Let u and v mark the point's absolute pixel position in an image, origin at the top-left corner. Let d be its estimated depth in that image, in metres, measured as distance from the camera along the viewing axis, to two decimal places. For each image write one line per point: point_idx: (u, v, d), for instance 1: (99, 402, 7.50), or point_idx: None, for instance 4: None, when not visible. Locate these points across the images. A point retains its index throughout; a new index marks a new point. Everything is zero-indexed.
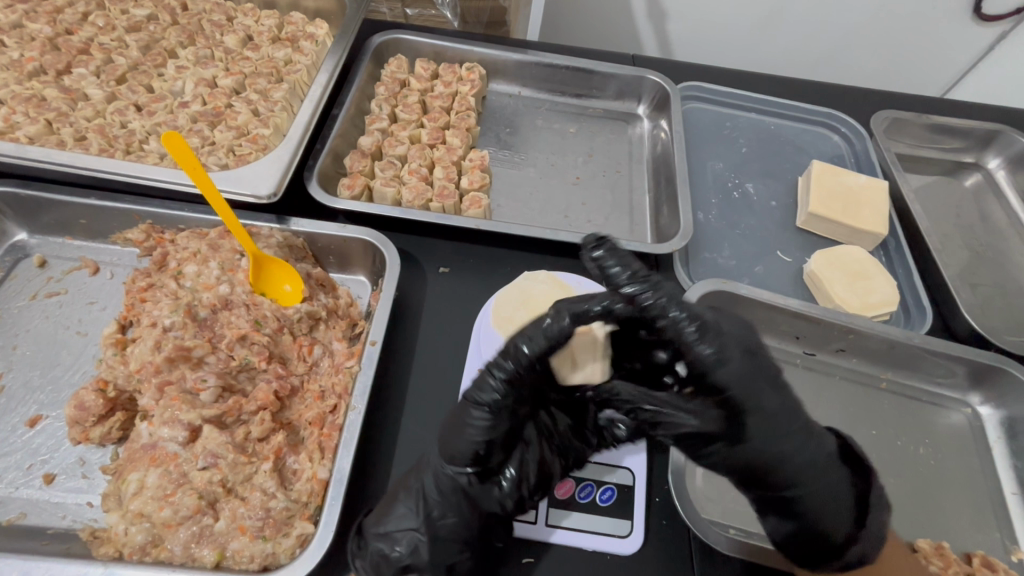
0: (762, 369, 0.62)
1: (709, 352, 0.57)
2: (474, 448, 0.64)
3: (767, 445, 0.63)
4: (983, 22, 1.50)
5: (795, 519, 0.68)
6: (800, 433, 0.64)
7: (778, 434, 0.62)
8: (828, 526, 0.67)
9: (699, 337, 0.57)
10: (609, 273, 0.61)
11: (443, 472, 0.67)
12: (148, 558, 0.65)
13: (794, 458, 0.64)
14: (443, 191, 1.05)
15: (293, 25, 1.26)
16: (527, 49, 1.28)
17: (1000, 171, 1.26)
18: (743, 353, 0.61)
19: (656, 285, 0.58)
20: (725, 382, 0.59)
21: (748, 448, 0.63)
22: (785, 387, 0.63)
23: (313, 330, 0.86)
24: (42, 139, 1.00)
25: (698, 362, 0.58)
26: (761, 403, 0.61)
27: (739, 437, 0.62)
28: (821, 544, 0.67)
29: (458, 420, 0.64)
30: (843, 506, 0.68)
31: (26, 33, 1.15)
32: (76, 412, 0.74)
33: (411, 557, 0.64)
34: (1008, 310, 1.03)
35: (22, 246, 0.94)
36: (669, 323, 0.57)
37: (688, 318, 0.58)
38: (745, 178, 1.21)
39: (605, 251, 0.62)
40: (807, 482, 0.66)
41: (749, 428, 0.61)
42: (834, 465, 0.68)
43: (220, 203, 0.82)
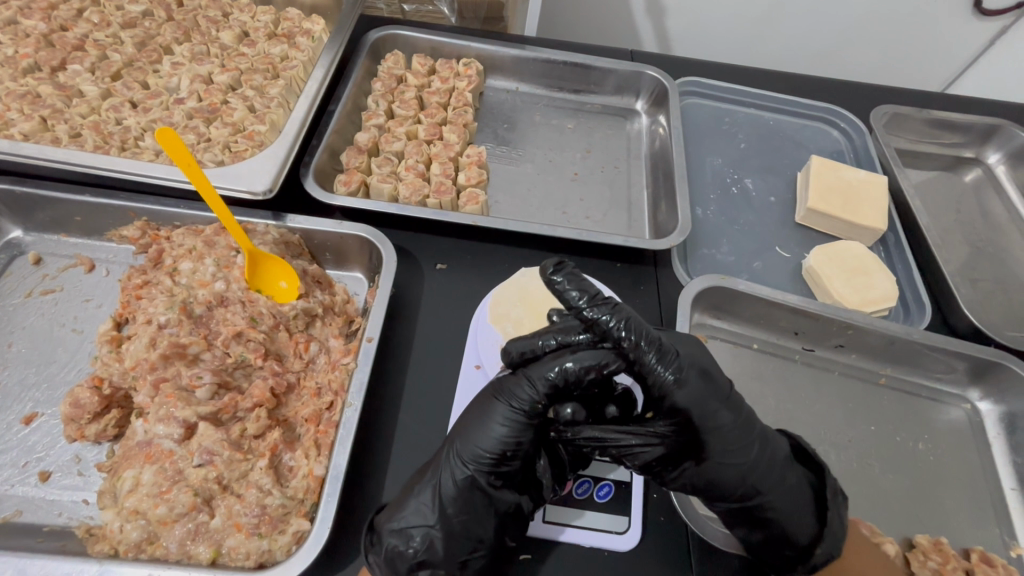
0: (717, 389, 0.65)
1: (665, 375, 0.62)
2: (501, 444, 0.66)
3: (727, 460, 0.65)
4: (983, 17, 1.49)
5: (761, 528, 0.68)
6: (754, 445, 0.66)
7: (735, 448, 0.65)
8: (793, 532, 0.67)
9: (657, 359, 0.62)
10: (568, 298, 0.63)
11: (460, 473, 0.66)
12: (144, 555, 0.64)
13: (752, 467, 0.66)
14: (440, 186, 1.04)
15: (289, 21, 1.25)
16: (525, 44, 1.27)
17: (1001, 166, 1.25)
18: (699, 375, 0.64)
19: (616, 309, 0.63)
20: (682, 403, 0.62)
21: (714, 465, 0.65)
22: (739, 403, 0.67)
23: (309, 327, 0.86)
24: (37, 135, 0.99)
25: (658, 383, 0.62)
26: (717, 421, 0.64)
27: (703, 456, 0.65)
28: (785, 550, 0.67)
29: (485, 415, 0.67)
30: (806, 509, 0.69)
31: (20, 30, 1.14)
32: (72, 409, 0.74)
33: (424, 553, 0.64)
34: (1008, 305, 1.03)
35: (17, 243, 0.94)
36: (631, 345, 0.62)
37: (647, 342, 0.62)
38: (744, 174, 1.21)
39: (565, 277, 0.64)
40: (767, 489, 0.67)
41: (710, 446, 0.64)
42: (790, 467, 0.70)
43: (215, 199, 0.82)
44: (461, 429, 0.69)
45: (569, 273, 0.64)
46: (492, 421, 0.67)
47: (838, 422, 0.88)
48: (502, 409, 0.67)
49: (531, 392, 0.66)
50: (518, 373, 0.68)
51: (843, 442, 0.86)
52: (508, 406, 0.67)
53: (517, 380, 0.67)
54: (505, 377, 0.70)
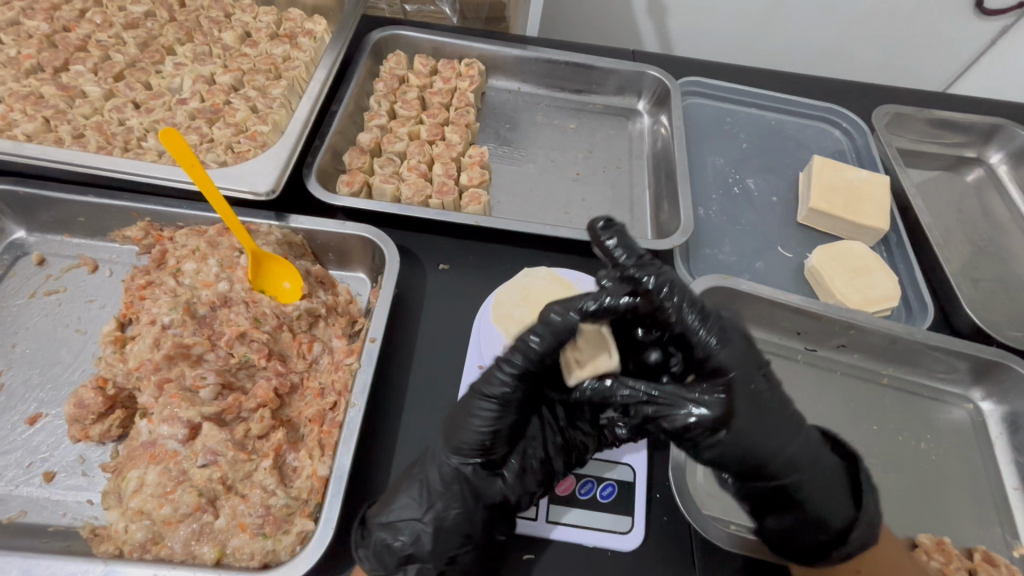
0: (755, 360, 0.65)
1: (710, 338, 0.62)
2: (479, 436, 0.65)
3: (768, 436, 0.64)
4: (985, 16, 1.49)
5: (795, 513, 0.68)
6: (791, 423, 0.66)
7: (773, 418, 0.64)
8: (828, 516, 0.68)
9: (701, 323, 0.63)
10: (616, 256, 0.66)
11: (446, 466, 0.68)
12: (149, 555, 0.65)
13: (791, 447, 0.65)
14: (443, 187, 1.04)
15: (291, 22, 1.25)
16: (526, 44, 1.27)
17: (1003, 166, 1.25)
18: (740, 339, 0.65)
19: (661, 271, 0.64)
20: (727, 364, 0.62)
21: (754, 434, 0.63)
22: (775, 378, 0.67)
23: (313, 328, 0.86)
24: (40, 136, 0.99)
25: (702, 345, 0.62)
26: (756, 390, 0.63)
27: (743, 425, 0.62)
28: (819, 534, 0.68)
29: (464, 410, 0.66)
30: (842, 494, 0.69)
31: (23, 31, 1.15)
32: (76, 410, 0.74)
33: (412, 547, 0.65)
34: (1010, 305, 1.03)
35: (21, 244, 0.94)
36: (676, 307, 0.63)
37: (690, 306, 0.63)
38: (746, 174, 1.21)
39: (615, 235, 0.66)
40: (805, 470, 0.66)
41: (750, 411, 0.63)
42: (826, 454, 0.69)
43: (219, 200, 0.82)
44: (446, 423, 0.69)
45: (618, 231, 0.67)
46: (468, 412, 0.66)
47: (840, 422, 0.88)
48: (479, 400, 0.65)
49: (503, 377, 0.64)
50: (497, 358, 0.66)
51: (845, 442, 0.86)
52: (479, 396, 0.65)
53: (491, 367, 0.65)
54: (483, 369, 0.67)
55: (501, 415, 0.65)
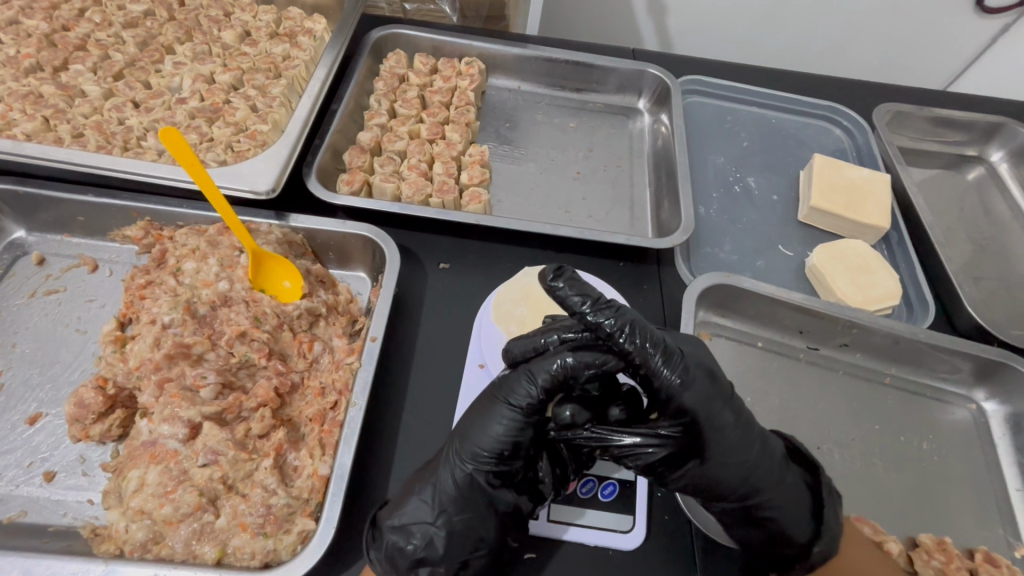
0: (719, 390, 0.65)
1: (672, 377, 0.62)
2: (499, 444, 0.66)
3: (730, 462, 0.64)
4: (985, 14, 1.48)
5: (760, 528, 0.68)
6: (755, 444, 0.66)
7: (736, 447, 0.64)
8: (793, 532, 0.67)
9: (664, 362, 0.62)
10: (569, 301, 0.64)
11: (460, 472, 0.66)
12: (149, 555, 0.64)
13: (755, 467, 0.65)
14: (443, 186, 1.04)
15: (290, 20, 1.25)
16: (526, 43, 1.27)
17: (1004, 164, 1.25)
18: (704, 375, 0.65)
19: (618, 312, 0.63)
20: (689, 403, 0.62)
21: (715, 464, 0.64)
22: (739, 404, 0.67)
23: (313, 327, 0.86)
24: (39, 135, 0.99)
25: (664, 386, 0.62)
26: (718, 420, 0.63)
27: (706, 454, 0.64)
28: (786, 549, 0.67)
29: (487, 415, 0.67)
30: (805, 508, 0.68)
31: (22, 30, 1.14)
32: (76, 409, 0.74)
33: (424, 550, 0.64)
34: (1012, 304, 1.03)
35: (20, 243, 0.94)
36: (636, 348, 0.62)
37: (654, 347, 0.62)
38: (747, 172, 1.20)
39: (565, 282, 0.64)
40: (769, 489, 0.66)
41: (711, 445, 0.63)
42: (789, 468, 0.69)
43: (219, 199, 0.81)
44: (462, 430, 0.68)
45: (569, 278, 0.64)
46: (490, 419, 0.66)
47: (842, 421, 0.88)
48: (502, 409, 0.66)
49: (530, 388, 0.66)
50: (522, 371, 0.67)
51: (847, 441, 0.86)
52: (504, 404, 0.67)
53: (517, 376, 0.67)
54: (503, 378, 0.69)
55: (522, 427, 0.66)
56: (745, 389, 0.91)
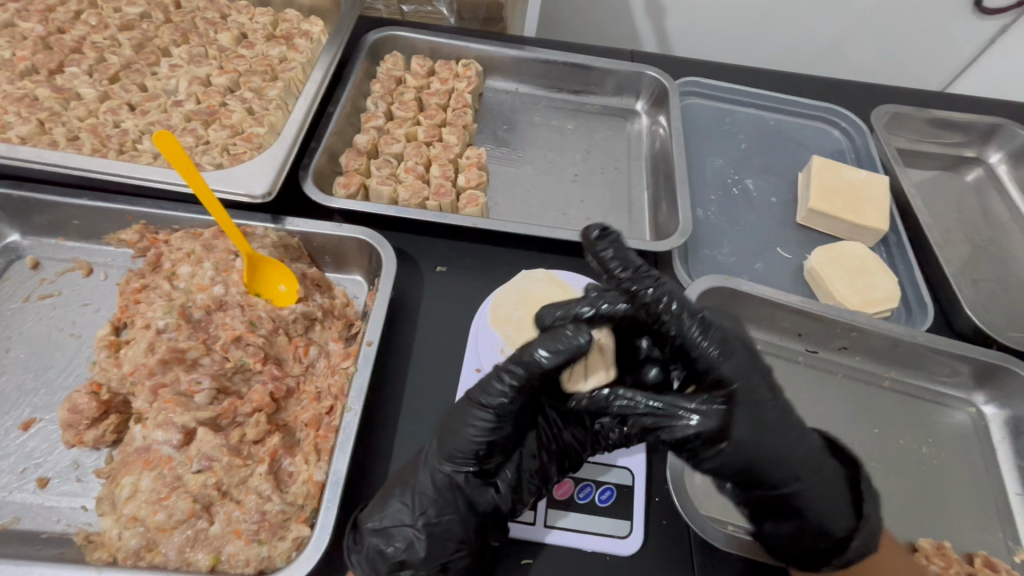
0: (757, 366, 0.65)
1: (711, 348, 0.64)
2: (474, 444, 0.66)
3: (769, 447, 0.62)
4: (984, 15, 1.48)
5: (794, 520, 0.66)
6: (793, 430, 0.64)
7: (776, 427, 0.63)
8: (829, 527, 0.66)
9: (700, 332, 0.65)
10: (609, 263, 0.73)
11: (438, 473, 0.67)
12: (142, 562, 0.64)
13: (794, 453, 0.64)
14: (440, 188, 1.04)
15: (287, 23, 1.24)
16: (524, 45, 1.27)
17: (1002, 166, 1.25)
18: (744, 350, 0.66)
19: (660, 282, 0.68)
20: (728, 374, 0.63)
21: (751, 445, 0.62)
22: (776, 384, 0.66)
23: (309, 331, 0.86)
24: (34, 139, 0.99)
25: (701, 354, 0.64)
26: (758, 397, 0.63)
27: (743, 434, 0.61)
28: (819, 543, 0.66)
29: (461, 418, 0.67)
30: (843, 501, 0.67)
31: (17, 33, 1.14)
32: (70, 415, 0.73)
33: (405, 553, 0.63)
34: (1011, 306, 1.02)
35: (15, 248, 0.94)
36: (670, 316, 0.65)
37: (688, 316, 0.66)
38: (745, 174, 1.20)
39: (608, 243, 0.74)
40: (805, 478, 0.64)
41: (746, 425, 0.61)
42: (828, 460, 0.68)
43: (213, 203, 0.81)
44: (439, 431, 0.69)
45: (614, 242, 0.74)
46: (465, 420, 0.66)
47: (840, 424, 0.88)
48: (474, 410, 0.66)
49: (501, 388, 0.65)
50: (493, 370, 0.67)
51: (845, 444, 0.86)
52: (477, 405, 0.66)
53: (488, 377, 0.67)
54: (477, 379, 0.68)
55: (496, 424, 0.66)
56: None
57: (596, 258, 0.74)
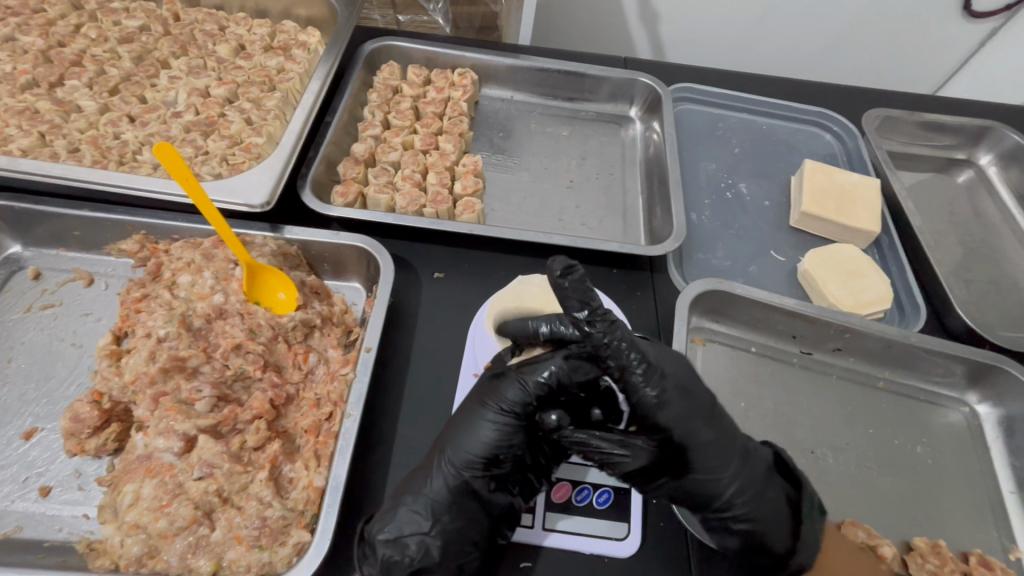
0: (699, 407, 0.68)
1: (652, 395, 0.65)
2: (492, 448, 0.68)
3: (706, 477, 0.67)
4: (973, 19, 1.50)
5: (736, 536, 0.69)
6: (733, 458, 0.68)
7: (711, 462, 0.67)
8: (769, 542, 0.68)
9: (643, 379, 0.65)
10: (567, 304, 0.64)
11: (454, 479, 0.68)
12: (145, 569, 0.65)
13: (733, 480, 0.67)
14: (437, 196, 1.05)
15: (285, 33, 1.27)
16: (519, 53, 1.28)
17: (993, 168, 1.27)
18: (682, 394, 0.67)
19: (611, 326, 0.64)
20: (665, 421, 0.66)
21: (692, 479, 0.67)
22: (721, 420, 0.69)
23: (308, 338, 0.86)
24: (35, 151, 1.00)
25: (642, 402, 0.65)
26: (697, 438, 0.67)
27: (681, 471, 0.67)
28: (760, 558, 0.69)
29: (476, 422, 0.70)
30: (784, 519, 0.69)
31: (18, 46, 1.15)
32: (72, 424, 0.74)
33: (421, 560, 0.64)
34: (1003, 305, 1.04)
35: (16, 259, 0.95)
36: (620, 363, 0.64)
37: (637, 361, 0.64)
38: (739, 178, 1.22)
39: (571, 281, 0.63)
40: (746, 501, 0.68)
41: (687, 461, 0.67)
42: (775, 482, 0.71)
43: (212, 212, 0.82)
44: (452, 436, 0.70)
45: (576, 279, 0.64)
46: (483, 425, 0.69)
47: (836, 425, 0.89)
48: (490, 415, 0.69)
49: (521, 395, 0.69)
50: (513, 377, 0.71)
51: (841, 445, 0.86)
52: (493, 410, 0.70)
53: (509, 383, 0.70)
54: (493, 383, 0.72)
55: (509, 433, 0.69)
56: (738, 393, 0.91)
57: (557, 293, 0.64)
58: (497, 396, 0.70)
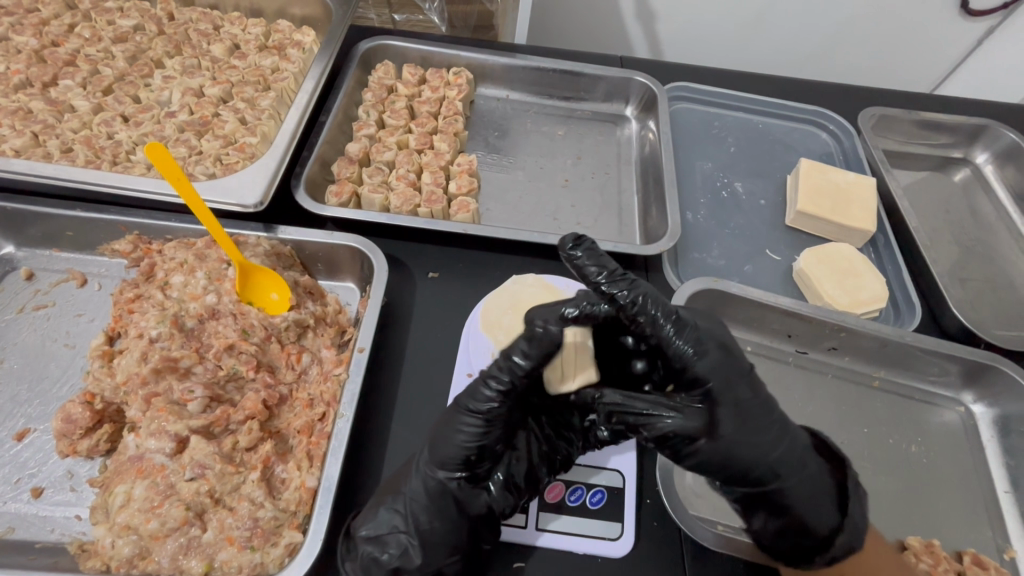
0: (738, 364, 0.65)
1: (686, 346, 0.63)
2: (465, 450, 0.66)
3: (749, 440, 0.64)
4: (970, 17, 1.50)
5: (779, 515, 0.69)
6: (775, 427, 0.66)
7: (754, 426, 0.64)
8: (811, 521, 0.69)
9: (675, 332, 0.63)
10: (586, 272, 0.65)
11: (429, 480, 0.68)
12: (135, 570, 0.64)
13: (776, 453, 0.66)
14: (432, 196, 1.05)
15: (280, 33, 1.26)
16: (515, 52, 1.28)
17: (989, 166, 1.27)
18: (718, 348, 0.65)
19: (633, 284, 0.64)
20: (704, 373, 0.63)
21: (731, 441, 0.63)
22: (760, 384, 0.67)
23: (302, 338, 0.86)
24: (28, 151, 0.99)
25: (678, 354, 0.63)
26: (737, 395, 0.64)
27: (719, 432, 0.63)
28: (802, 539, 0.69)
29: (449, 424, 0.67)
30: (827, 500, 0.70)
31: (12, 46, 1.15)
32: (63, 425, 0.74)
33: (399, 560, 0.65)
34: (998, 304, 1.04)
35: (9, 259, 0.94)
36: (649, 319, 0.63)
37: (665, 316, 0.63)
38: (734, 177, 1.21)
39: (583, 252, 0.66)
40: (790, 473, 0.67)
41: (725, 422, 0.63)
42: (811, 457, 0.70)
43: (204, 211, 0.81)
44: (428, 438, 0.69)
45: (588, 247, 0.67)
46: (453, 426, 0.67)
47: (831, 425, 0.88)
48: (460, 416, 0.67)
49: (488, 393, 0.66)
50: (480, 375, 0.68)
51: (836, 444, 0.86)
52: (464, 412, 0.67)
53: (474, 383, 0.67)
54: (465, 384, 0.69)
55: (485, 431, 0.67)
56: None
57: (570, 265, 0.67)
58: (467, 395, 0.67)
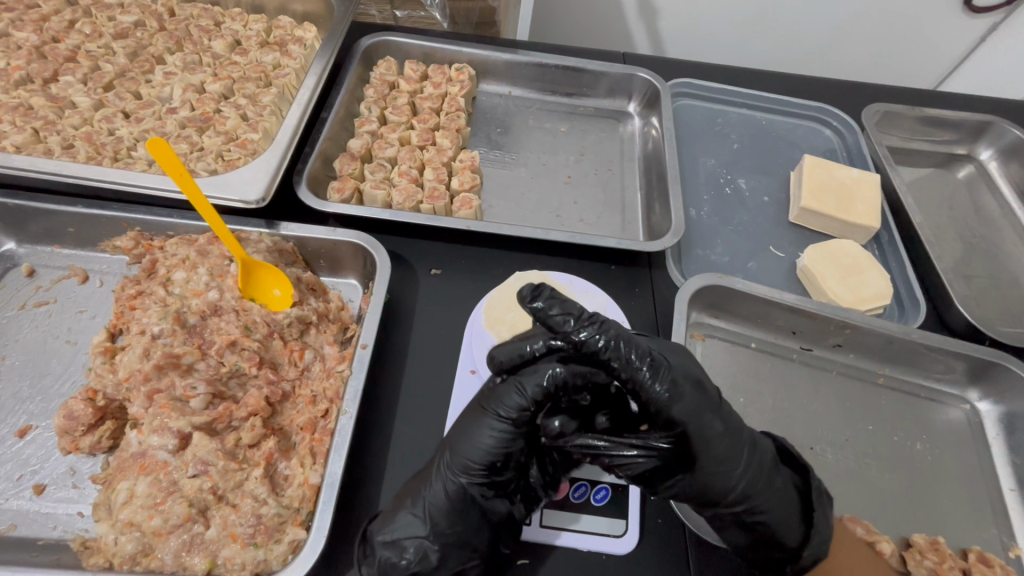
0: (710, 400, 0.66)
1: (661, 390, 0.63)
2: (490, 456, 0.66)
3: (721, 470, 0.65)
4: (974, 13, 1.50)
5: (750, 531, 0.68)
6: (742, 452, 0.66)
7: (724, 456, 0.65)
8: (784, 535, 0.67)
9: (651, 375, 0.63)
10: (554, 320, 0.66)
11: (451, 483, 0.67)
12: (138, 567, 0.64)
13: (745, 474, 0.66)
14: (434, 192, 1.05)
15: (281, 29, 1.26)
16: (517, 49, 1.27)
17: (993, 162, 1.26)
18: (692, 386, 0.65)
19: (603, 326, 0.65)
20: (680, 415, 0.63)
21: (706, 474, 0.65)
22: (728, 411, 0.68)
23: (304, 335, 0.86)
24: (29, 147, 0.99)
25: (653, 400, 0.63)
26: (708, 431, 0.64)
27: (694, 467, 0.64)
28: (773, 552, 0.67)
29: (476, 428, 0.67)
30: (794, 513, 0.68)
31: (12, 42, 1.14)
32: (66, 422, 0.74)
33: (418, 564, 0.63)
34: (1003, 301, 1.03)
35: (10, 256, 0.94)
36: (623, 363, 0.63)
37: (640, 358, 0.64)
38: (738, 174, 1.21)
39: (545, 302, 0.66)
40: (759, 492, 0.66)
41: (698, 456, 0.64)
42: (779, 471, 0.69)
43: (207, 208, 0.81)
44: (451, 442, 0.68)
45: (548, 296, 0.67)
46: (480, 432, 0.67)
47: (835, 422, 0.88)
48: (490, 421, 0.67)
49: (520, 400, 0.66)
50: (512, 381, 0.67)
51: (840, 441, 0.86)
52: (493, 416, 0.67)
53: (506, 388, 0.67)
54: (492, 389, 0.69)
55: (511, 439, 0.67)
56: (737, 389, 0.91)
57: (535, 316, 0.67)
58: (496, 408, 0.67)
